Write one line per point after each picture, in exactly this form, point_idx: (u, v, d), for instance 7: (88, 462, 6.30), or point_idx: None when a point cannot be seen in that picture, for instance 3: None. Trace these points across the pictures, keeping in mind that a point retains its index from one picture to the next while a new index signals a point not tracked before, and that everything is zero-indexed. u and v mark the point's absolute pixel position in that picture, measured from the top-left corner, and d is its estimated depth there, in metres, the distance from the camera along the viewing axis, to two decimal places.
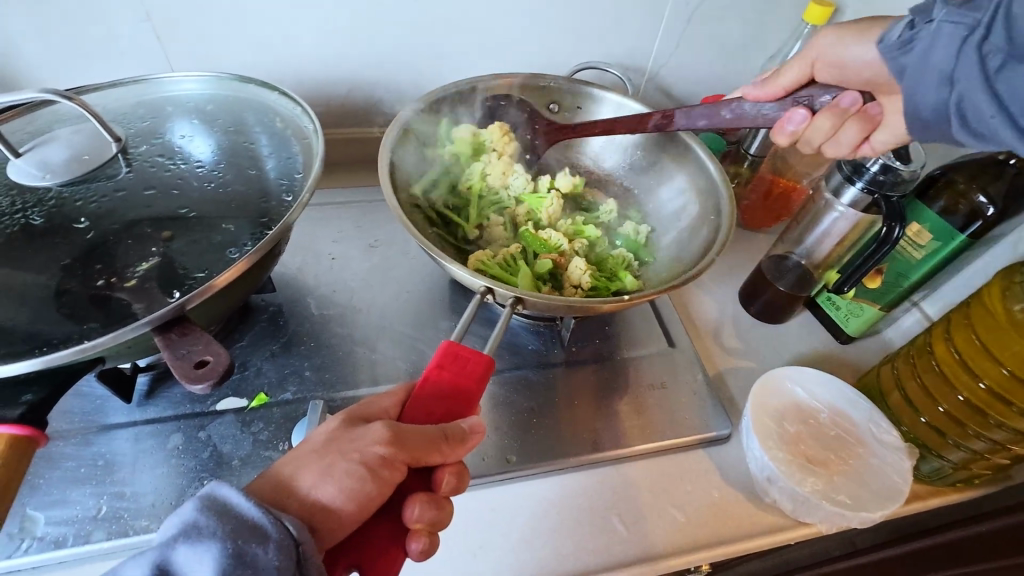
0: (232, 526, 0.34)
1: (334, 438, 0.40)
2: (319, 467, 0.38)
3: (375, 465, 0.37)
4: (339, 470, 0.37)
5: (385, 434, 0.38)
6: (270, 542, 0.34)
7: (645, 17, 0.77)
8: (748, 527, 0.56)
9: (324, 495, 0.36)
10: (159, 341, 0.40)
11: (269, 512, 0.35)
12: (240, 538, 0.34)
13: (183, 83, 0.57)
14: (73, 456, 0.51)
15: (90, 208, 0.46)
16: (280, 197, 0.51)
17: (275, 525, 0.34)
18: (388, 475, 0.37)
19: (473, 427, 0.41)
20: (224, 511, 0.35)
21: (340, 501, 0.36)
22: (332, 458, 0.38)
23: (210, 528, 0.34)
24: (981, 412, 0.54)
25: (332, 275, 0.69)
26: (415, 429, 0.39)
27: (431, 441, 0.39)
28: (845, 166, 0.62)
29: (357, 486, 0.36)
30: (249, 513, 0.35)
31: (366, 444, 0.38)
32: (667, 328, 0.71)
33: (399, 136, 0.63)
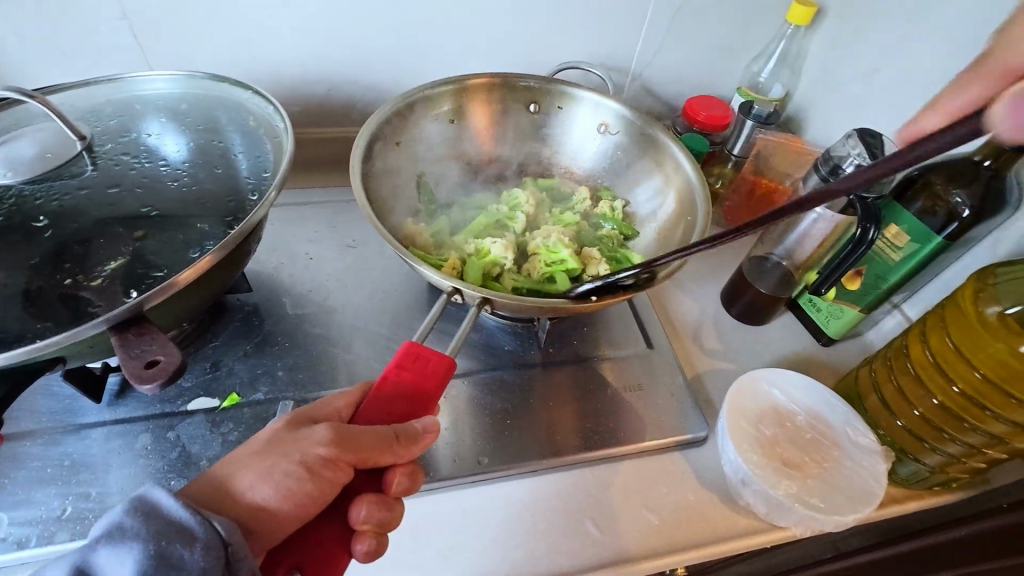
0: (157, 527, 0.34)
1: (276, 438, 0.39)
2: (259, 467, 0.37)
3: (316, 466, 0.37)
4: (278, 471, 0.37)
5: (330, 435, 0.37)
6: (197, 542, 0.34)
7: (626, 16, 0.77)
8: (722, 530, 0.55)
9: (263, 496, 0.37)
10: (114, 341, 0.40)
11: (196, 513, 0.35)
12: (165, 539, 0.34)
13: (154, 82, 0.57)
14: (40, 456, 0.51)
15: (53, 206, 0.46)
16: (248, 196, 0.51)
17: (202, 526, 0.34)
18: (331, 476, 0.37)
19: (427, 428, 0.41)
20: (150, 512, 0.35)
21: (278, 502, 0.36)
22: (274, 459, 0.37)
23: (134, 529, 0.34)
24: (956, 416, 0.54)
25: (309, 275, 0.68)
26: (365, 430, 0.38)
27: (379, 442, 0.38)
28: (822, 167, 0.61)
29: (297, 487, 0.36)
30: (176, 514, 0.35)
31: (309, 445, 0.37)
32: (646, 329, 0.71)
33: (374, 136, 0.63)
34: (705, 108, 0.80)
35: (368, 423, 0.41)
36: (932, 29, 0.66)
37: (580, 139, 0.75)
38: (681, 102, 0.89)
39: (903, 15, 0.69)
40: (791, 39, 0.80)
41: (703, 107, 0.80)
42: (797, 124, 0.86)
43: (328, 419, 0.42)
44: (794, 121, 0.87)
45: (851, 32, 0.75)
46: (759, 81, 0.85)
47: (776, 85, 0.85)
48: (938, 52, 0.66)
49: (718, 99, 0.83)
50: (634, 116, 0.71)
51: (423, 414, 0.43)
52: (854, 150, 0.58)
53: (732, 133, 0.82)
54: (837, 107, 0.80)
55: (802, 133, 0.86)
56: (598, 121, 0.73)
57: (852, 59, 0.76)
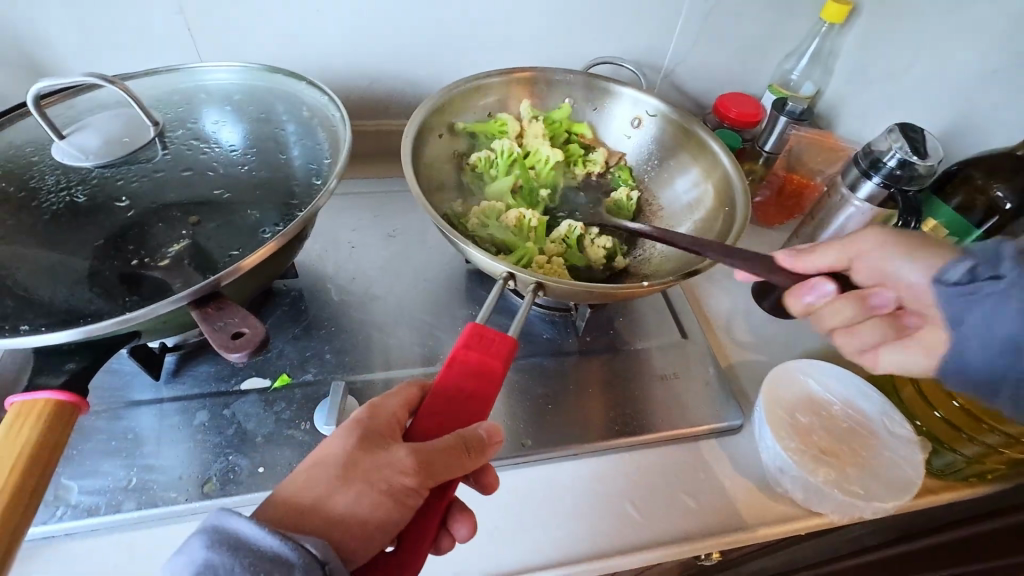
0: (249, 560, 0.34)
1: (351, 461, 0.39)
2: (340, 494, 0.37)
3: (402, 495, 0.38)
4: (363, 499, 0.37)
5: (412, 464, 0.38)
6: (294, 570, 0.34)
7: (663, 14, 0.78)
8: (759, 515, 0.56)
9: (349, 523, 0.37)
10: (196, 314, 0.42)
11: (286, 541, 0.34)
12: (261, 570, 0.33)
13: (214, 73, 0.59)
14: (105, 430, 0.53)
15: (131, 187, 0.48)
16: (309, 181, 0.53)
17: (296, 551, 0.34)
18: (415, 502, 0.38)
19: (489, 434, 0.41)
20: (239, 545, 0.34)
21: (366, 529, 0.37)
22: (356, 487, 0.37)
23: (225, 565, 0.34)
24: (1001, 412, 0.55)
25: (352, 262, 0.70)
26: (440, 450, 0.39)
27: (454, 459, 0.39)
28: (862, 159, 0.62)
29: (386, 514, 0.37)
30: (264, 544, 0.34)
31: (393, 475, 0.38)
32: (680, 321, 0.72)
33: (420, 127, 0.64)
34: (737, 105, 0.81)
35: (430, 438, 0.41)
36: (970, 26, 0.67)
37: (618, 133, 0.76)
38: (712, 99, 0.90)
39: (939, 14, 0.70)
40: (825, 38, 0.81)
41: (734, 104, 0.82)
42: (828, 122, 0.87)
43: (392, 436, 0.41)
44: (825, 118, 0.88)
45: (887, 29, 0.76)
46: (790, 79, 0.86)
47: (807, 83, 0.85)
48: (976, 49, 0.66)
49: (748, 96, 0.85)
50: (671, 111, 0.72)
51: (487, 406, 0.44)
52: (896, 142, 0.59)
53: (763, 130, 0.82)
54: (870, 105, 0.80)
55: (833, 130, 0.87)
56: (635, 114, 0.74)
57: (886, 56, 0.77)
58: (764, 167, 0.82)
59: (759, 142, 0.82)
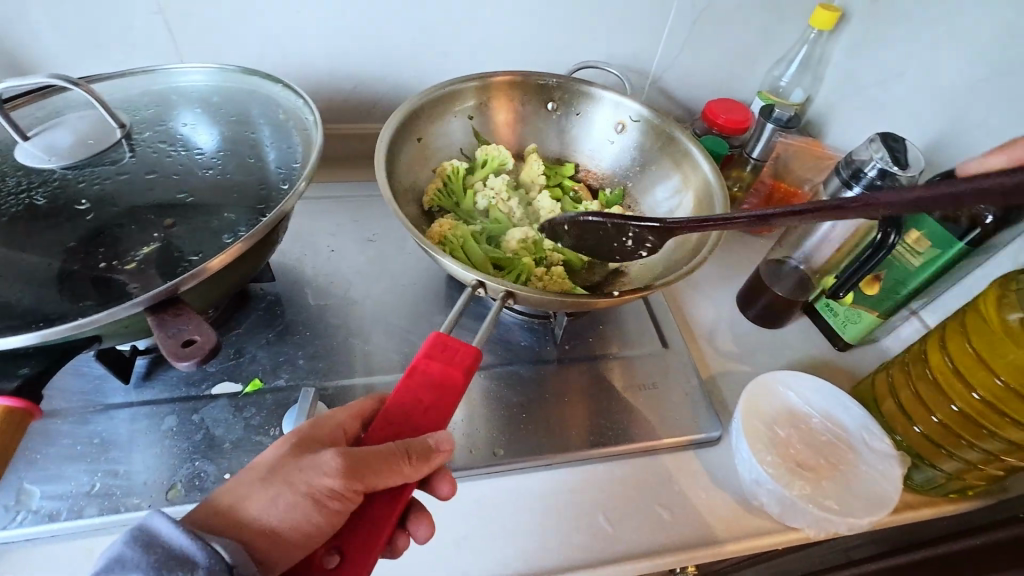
0: (157, 557, 0.35)
1: (283, 462, 0.40)
2: (264, 495, 0.38)
3: (323, 497, 0.37)
4: (285, 499, 0.38)
5: (334, 468, 0.37)
6: (198, 568, 0.35)
7: (649, 19, 0.78)
8: (733, 530, 0.55)
9: (272, 523, 0.38)
10: (152, 321, 0.41)
11: (195, 540, 0.36)
12: (166, 567, 0.35)
13: (189, 75, 0.59)
14: (70, 434, 0.52)
15: (94, 190, 0.47)
16: (278, 185, 0.52)
17: (202, 552, 0.36)
18: (339, 506, 0.38)
19: (439, 444, 0.41)
20: (151, 543, 0.36)
21: (286, 529, 0.37)
22: (280, 488, 0.38)
23: (135, 561, 0.35)
24: (981, 427, 0.53)
25: (330, 266, 0.70)
26: (369, 456, 0.38)
27: (388, 463, 0.39)
28: (844, 169, 0.61)
29: (304, 516, 0.37)
30: (176, 542, 0.36)
31: (315, 476, 0.37)
32: (662, 329, 0.71)
33: (397, 131, 0.64)
34: (726, 111, 0.81)
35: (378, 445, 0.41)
36: (958, 33, 0.66)
37: (599, 139, 0.76)
38: (701, 105, 0.89)
39: (928, 21, 0.69)
40: (814, 44, 0.80)
41: (723, 110, 0.81)
42: (817, 129, 0.86)
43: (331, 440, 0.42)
44: (814, 126, 0.87)
45: (876, 35, 0.75)
46: (779, 85, 0.85)
47: (797, 90, 0.85)
48: (963, 57, 0.65)
49: (738, 103, 0.84)
50: (653, 116, 0.71)
51: (445, 418, 0.43)
52: (877, 154, 0.58)
53: (751, 136, 0.82)
54: (858, 112, 0.80)
55: (822, 137, 0.86)
56: (617, 120, 0.74)
57: (875, 63, 0.76)
58: (752, 175, 0.81)
59: (746, 149, 0.81)
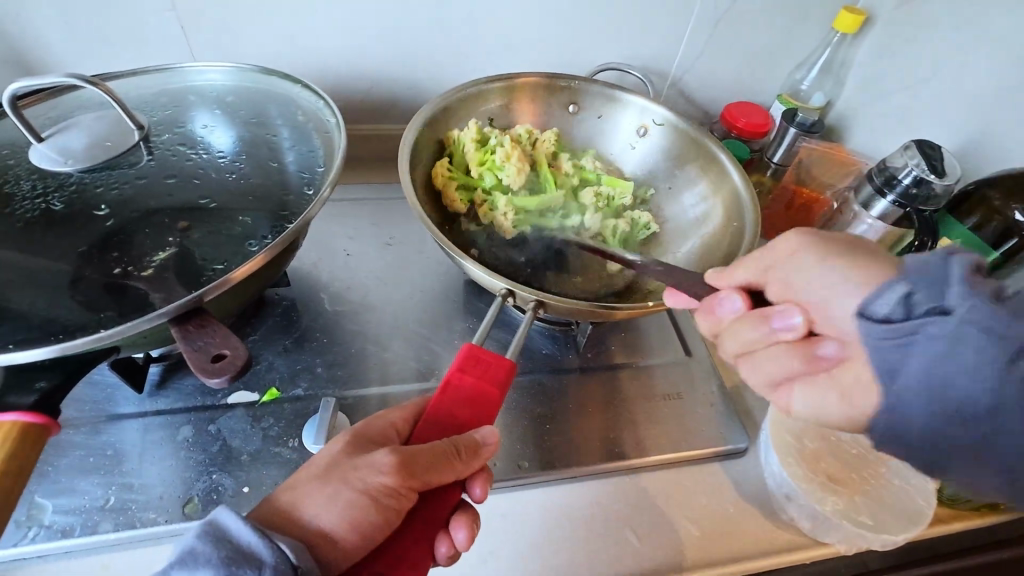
0: (225, 553, 0.34)
1: (336, 462, 0.39)
2: (320, 494, 0.37)
3: (379, 494, 0.36)
4: (341, 498, 0.36)
5: (390, 463, 0.37)
6: (266, 566, 0.34)
7: (671, 21, 0.76)
8: (763, 545, 0.54)
9: (328, 522, 0.36)
10: (176, 333, 0.40)
11: (262, 535, 0.35)
12: (234, 564, 0.33)
13: (207, 74, 0.57)
14: (83, 445, 0.50)
15: (111, 196, 0.46)
16: (301, 190, 0.50)
17: (270, 550, 0.34)
18: (395, 503, 0.36)
19: (487, 438, 0.40)
20: (221, 537, 0.35)
21: (343, 529, 0.36)
22: (335, 485, 0.37)
23: (206, 555, 0.34)
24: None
25: (347, 271, 0.68)
26: (423, 450, 0.38)
27: (442, 460, 0.38)
28: (878, 177, 0.60)
29: (360, 514, 0.36)
30: (245, 539, 0.34)
31: (370, 474, 0.36)
32: (684, 337, 0.70)
33: (419, 133, 0.62)
34: (745, 115, 0.80)
35: (428, 441, 0.40)
36: (990, 37, 0.64)
37: (623, 141, 0.74)
38: (721, 108, 0.88)
39: (958, 24, 0.67)
40: (836, 48, 0.79)
41: (741, 114, 0.80)
42: (838, 133, 0.85)
43: (381, 440, 0.41)
44: (835, 130, 0.86)
45: (902, 39, 0.74)
46: (800, 89, 0.84)
47: (817, 94, 0.83)
48: (995, 62, 0.64)
49: (757, 106, 0.83)
50: (679, 120, 0.70)
51: (488, 421, 0.42)
52: (912, 160, 0.57)
53: (772, 142, 0.79)
54: (882, 117, 0.78)
55: (844, 142, 0.85)
56: (641, 123, 0.72)
57: (901, 67, 0.74)
58: (773, 180, 0.80)
59: (768, 154, 0.79)
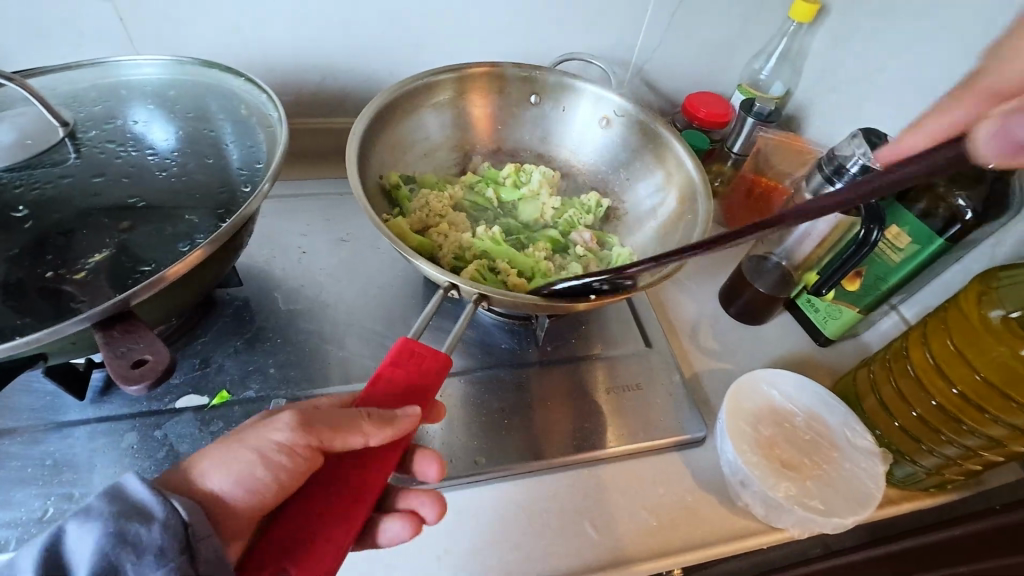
0: (118, 507, 0.34)
1: (248, 424, 0.39)
2: (220, 452, 0.37)
3: (268, 451, 0.36)
4: (237, 456, 0.36)
5: (289, 421, 0.37)
6: (155, 521, 0.33)
7: (629, 11, 0.76)
8: (719, 532, 0.55)
9: (220, 483, 0.36)
10: (100, 338, 0.38)
11: (157, 493, 0.35)
12: (123, 517, 0.33)
13: (141, 67, 0.55)
14: (20, 456, 0.49)
15: (33, 195, 0.44)
16: (240, 187, 0.49)
17: (161, 506, 0.34)
18: (289, 461, 0.36)
19: (405, 410, 0.39)
20: (115, 493, 0.35)
21: (234, 488, 0.36)
22: (231, 448, 0.37)
23: (94, 506, 0.34)
24: (955, 416, 0.54)
25: (301, 269, 0.67)
26: (326, 412, 0.37)
27: (348, 423, 0.37)
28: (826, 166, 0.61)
29: (249, 471, 0.36)
30: (139, 496, 0.34)
31: (266, 431, 0.37)
32: (645, 329, 0.70)
33: (369, 126, 0.61)
34: (705, 104, 0.79)
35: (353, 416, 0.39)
36: (937, 24, 0.65)
37: (582, 132, 0.74)
38: (681, 98, 0.88)
39: (907, 13, 0.68)
40: (793, 37, 0.80)
41: (703, 103, 0.80)
42: (797, 123, 0.86)
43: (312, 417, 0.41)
44: (794, 119, 0.86)
45: (855, 29, 0.74)
46: (759, 78, 0.84)
47: (776, 82, 0.84)
48: (942, 50, 0.65)
49: (716, 96, 0.83)
50: (637, 110, 0.70)
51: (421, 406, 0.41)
52: (858, 150, 0.57)
53: (732, 131, 0.81)
54: (836, 106, 0.79)
55: (802, 131, 0.85)
56: (599, 113, 0.72)
57: (854, 56, 0.75)
58: (733, 170, 0.82)
59: (728, 143, 0.81)
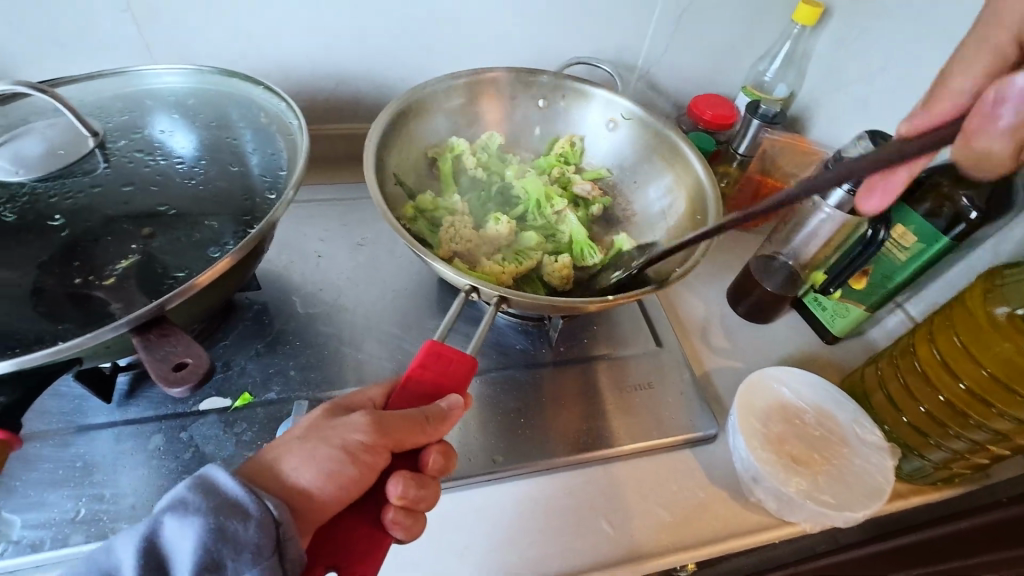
0: (214, 503, 0.35)
1: (318, 423, 0.39)
2: (301, 451, 0.37)
3: (356, 451, 0.37)
4: (320, 455, 0.36)
5: (367, 421, 0.38)
6: (251, 519, 0.34)
7: (637, 15, 0.77)
8: (732, 526, 0.56)
9: (303, 480, 0.36)
10: (137, 342, 0.40)
11: (250, 491, 0.35)
12: (223, 514, 0.34)
13: (163, 76, 0.56)
14: (51, 458, 0.50)
15: (66, 204, 0.45)
16: (263, 194, 0.50)
17: (255, 503, 0.34)
18: (371, 461, 0.37)
19: (453, 406, 0.41)
20: (210, 488, 0.35)
21: (319, 484, 0.36)
22: (315, 444, 0.37)
23: (195, 504, 0.34)
24: (980, 403, 0.54)
25: (318, 273, 0.68)
26: (397, 414, 0.38)
27: (414, 426, 0.38)
28: (833, 167, 0.62)
29: (336, 472, 0.36)
30: (233, 493, 0.35)
31: (347, 431, 0.37)
32: (655, 328, 0.71)
33: (384, 130, 0.62)
34: (711, 106, 0.81)
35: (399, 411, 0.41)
36: (937, 28, 0.67)
37: (590, 134, 0.75)
38: (687, 100, 0.89)
39: (908, 17, 0.69)
40: (797, 40, 0.81)
41: (709, 106, 0.81)
42: (801, 124, 0.87)
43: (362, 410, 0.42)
44: (798, 120, 0.88)
45: (858, 32, 0.76)
46: (764, 80, 0.85)
47: (780, 85, 0.85)
48: (943, 53, 0.66)
49: (723, 99, 0.84)
50: (645, 113, 0.71)
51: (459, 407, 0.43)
52: (864, 151, 0.59)
53: (737, 133, 0.82)
54: (839, 108, 0.81)
55: (806, 132, 0.87)
56: (607, 117, 0.73)
57: (857, 58, 0.76)
58: (739, 171, 0.82)
59: (733, 146, 0.82)
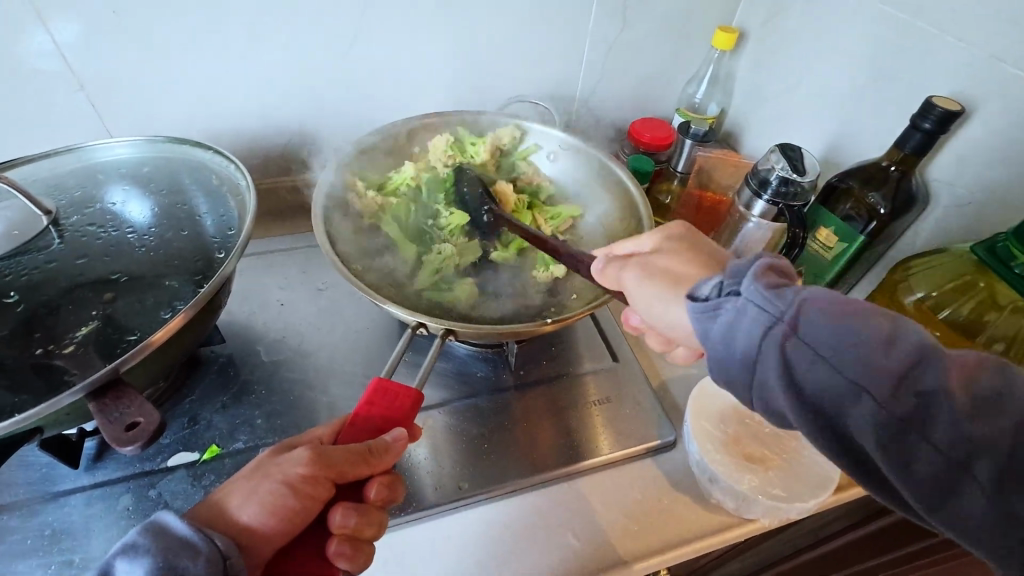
0: (162, 544, 0.36)
1: (263, 462, 0.41)
2: (247, 491, 0.39)
3: (298, 484, 0.38)
4: (264, 492, 0.38)
5: (308, 455, 0.39)
6: (199, 555, 0.36)
7: (567, 53, 0.82)
8: (695, 529, 0.58)
9: (251, 517, 0.38)
10: (92, 407, 0.41)
11: (199, 530, 0.37)
12: (171, 553, 0.36)
13: (115, 149, 0.59)
14: (20, 528, 0.51)
15: (20, 280, 0.47)
16: (215, 253, 0.53)
17: (202, 541, 0.36)
18: (313, 493, 0.38)
19: (396, 437, 0.43)
20: (159, 531, 0.37)
21: (266, 520, 0.38)
22: (260, 482, 0.39)
23: (145, 546, 0.37)
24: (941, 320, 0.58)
25: (282, 320, 0.70)
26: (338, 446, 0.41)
27: (354, 456, 0.40)
28: (752, 181, 0.66)
29: (279, 507, 0.38)
30: (180, 532, 0.37)
31: (289, 466, 0.39)
32: (611, 344, 0.74)
33: (331, 183, 0.66)
34: (649, 130, 0.86)
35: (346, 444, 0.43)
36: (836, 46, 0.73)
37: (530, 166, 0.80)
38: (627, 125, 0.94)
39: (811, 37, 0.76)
40: (718, 63, 0.87)
41: (648, 129, 0.86)
42: (733, 139, 0.93)
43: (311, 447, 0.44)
44: (730, 135, 0.94)
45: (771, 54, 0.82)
46: (695, 102, 0.91)
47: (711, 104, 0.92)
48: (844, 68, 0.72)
49: (659, 121, 0.89)
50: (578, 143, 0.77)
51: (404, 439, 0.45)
52: (776, 164, 0.64)
53: (675, 152, 0.88)
54: (765, 122, 0.86)
55: (739, 146, 0.93)
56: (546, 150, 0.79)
57: (773, 77, 0.83)
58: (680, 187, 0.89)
59: (672, 163, 0.89)
